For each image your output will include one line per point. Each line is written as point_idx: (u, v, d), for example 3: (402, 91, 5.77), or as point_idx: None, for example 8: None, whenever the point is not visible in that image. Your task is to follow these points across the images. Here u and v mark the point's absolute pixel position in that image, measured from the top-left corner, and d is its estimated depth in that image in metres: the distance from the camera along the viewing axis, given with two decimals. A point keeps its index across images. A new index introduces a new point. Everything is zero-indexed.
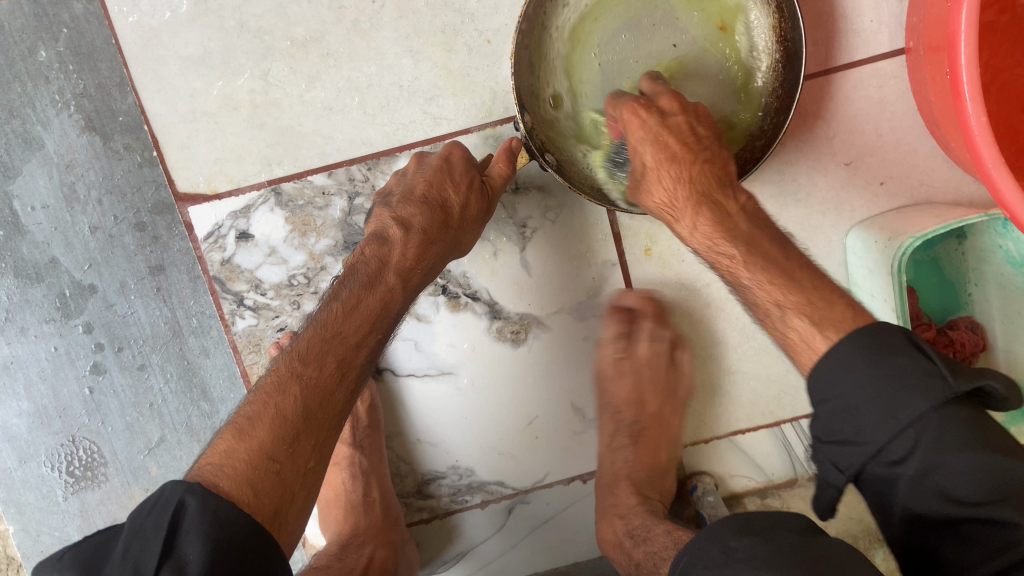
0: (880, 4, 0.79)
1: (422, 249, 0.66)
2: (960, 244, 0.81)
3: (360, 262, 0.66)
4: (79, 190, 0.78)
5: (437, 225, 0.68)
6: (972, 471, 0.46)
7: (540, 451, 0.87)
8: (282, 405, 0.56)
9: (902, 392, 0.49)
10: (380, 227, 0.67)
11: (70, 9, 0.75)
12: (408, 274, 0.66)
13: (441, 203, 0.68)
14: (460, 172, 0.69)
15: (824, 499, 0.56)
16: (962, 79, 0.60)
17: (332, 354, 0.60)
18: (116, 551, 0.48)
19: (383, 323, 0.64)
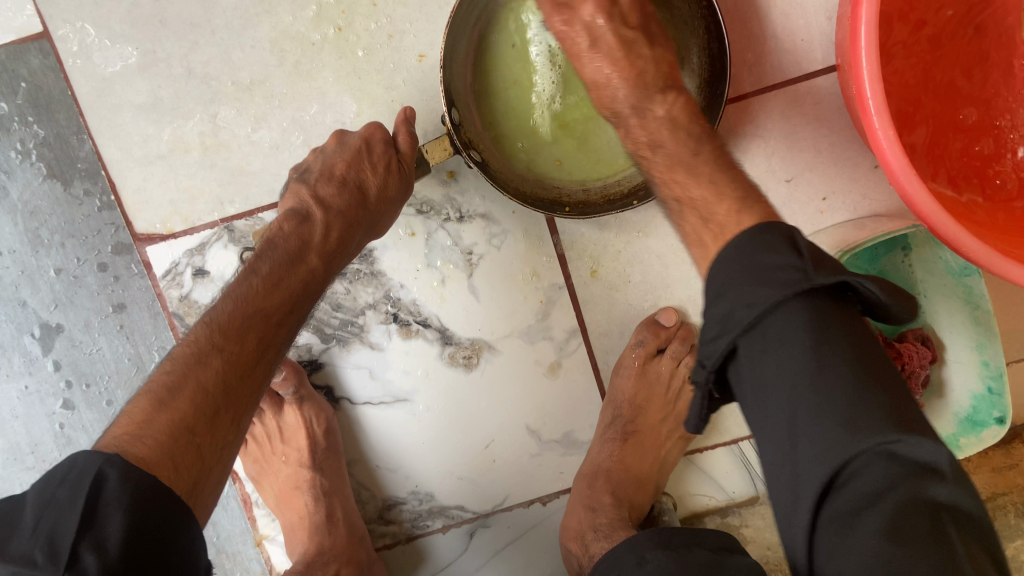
0: (810, 23, 0.80)
1: (343, 231, 0.70)
2: (906, 257, 0.81)
3: (279, 239, 0.68)
4: (43, 235, 0.82)
5: (360, 200, 0.71)
6: (829, 365, 0.45)
7: (499, 473, 0.88)
8: (202, 377, 0.58)
9: (762, 286, 0.47)
10: (299, 205, 0.70)
11: (28, 64, 0.79)
12: (330, 255, 0.70)
13: (358, 182, 0.71)
14: (379, 154, 0.73)
15: (692, 410, 0.54)
16: (866, 95, 0.61)
17: (251, 330, 0.62)
18: (27, 523, 0.48)
19: (304, 301, 0.67)
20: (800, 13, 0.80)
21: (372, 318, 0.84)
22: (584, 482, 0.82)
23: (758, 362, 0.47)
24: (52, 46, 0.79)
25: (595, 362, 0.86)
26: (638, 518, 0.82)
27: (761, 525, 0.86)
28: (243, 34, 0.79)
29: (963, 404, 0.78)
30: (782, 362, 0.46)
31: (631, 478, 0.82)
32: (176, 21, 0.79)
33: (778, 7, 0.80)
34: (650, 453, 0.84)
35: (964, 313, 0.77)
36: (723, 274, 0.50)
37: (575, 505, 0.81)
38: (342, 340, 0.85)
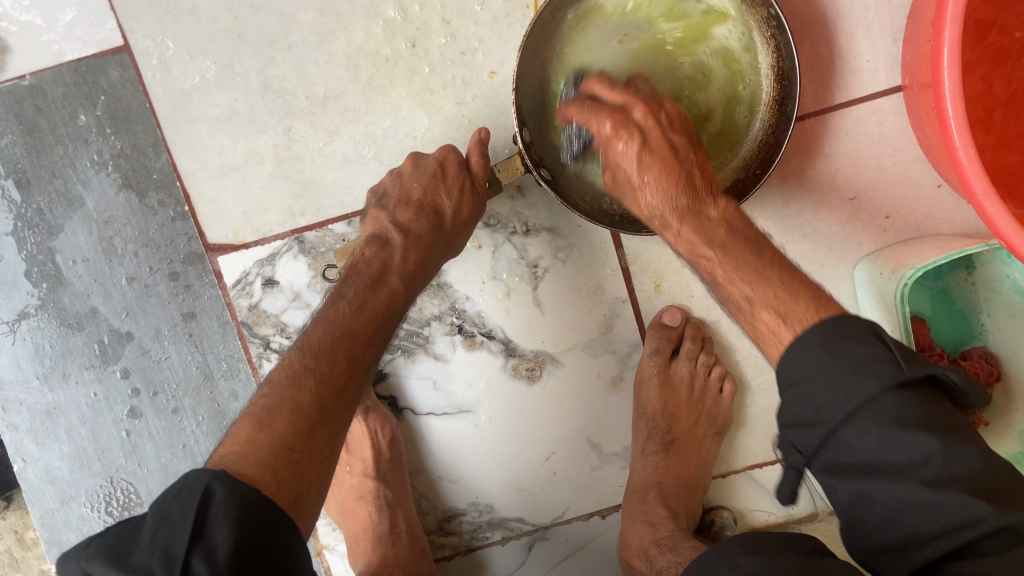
0: (875, 45, 0.81)
1: (422, 256, 0.71)
2: (969, 275, 0.83)
3: (361, 264, 0.69)
4: (117, 244, 0.84)
5: (436, 222, 0.72)
6: (913, 445, 0.47)
7: (558, 486, 0.88)
8: (298, 399, 0.59)
9: (854, 376, 0.49)
10: (379, 226, 0.72)
11: (107, 76, 0.81)
12: (410, 276, 0.71)
13: (435, 205, 0.73)
14: (454, 177, 0.74)
15: (787, 484, 0.56)
16: (948, 114, 0.62)
17: (341, 349, 0.63)
18: (140, 536, 0.49)
19: (387, 323, 0.68)
20: (866, 35, 0.81)
21: (437, 329, 0.85)
22: (636, 499, 0.82)
23: (853, 436, 0.49)
24: (132, 59, 0.81)
25: None
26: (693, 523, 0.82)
27: (825, 543, 0.86)
28: (320, 50, 0.81)
29: None
30: (861, 434, 0.49)
31: (682, 485, 0.82)
32: (255, 37, 0.80)
33: (845, 30, 0.81)
34: (690, 459, 0.84)
35: None
36: (795, 365, 0.53)
37: (631, 523, 0.80)
38: (408, 350, 0.86)
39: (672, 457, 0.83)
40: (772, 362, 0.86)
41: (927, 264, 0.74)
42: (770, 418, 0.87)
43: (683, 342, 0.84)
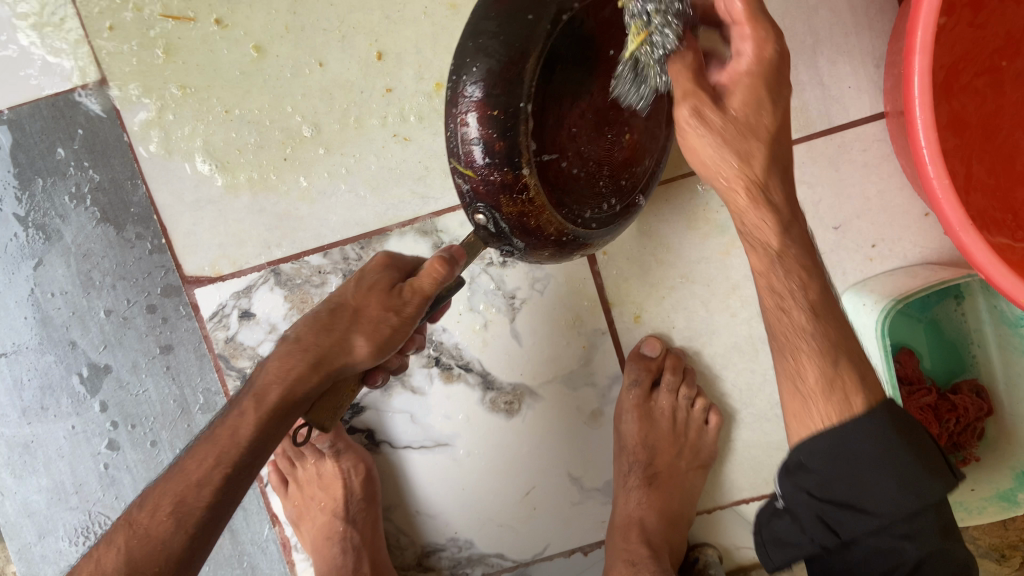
0: (857, 70, 0.79)
1: (280, 367, 0.58)
2: (959, 305, 0.80)
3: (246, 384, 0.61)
4: (95, 277, 0.84)
5: (348, 371, 0.60)
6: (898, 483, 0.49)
7: (539, 521, 0.86)
8: (106, 561, 0.55)
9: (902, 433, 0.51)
10: (287, 347, 0.59)
11: (85, 111, 0.81)
12: (268, 391, 0.58)
13: (353, 346, 0.59)
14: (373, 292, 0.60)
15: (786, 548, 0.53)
16: (920, 145, 0.61)
17: (169, 494, 0.57)
18: None
19: (231, 458, 0.57)
20: (847, 61, 0.79)
21: (414, 361, 0.84)
22: (618, 536, 0.79)
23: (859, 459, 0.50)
24: (109, 93, 0.81)
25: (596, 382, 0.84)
26: (677, 561, 0.79)
27: None
28: (294, 83, 0.81)
29: None
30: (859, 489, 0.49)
31: (664, 521, 0.80)
32: (230, 71, 0.81)
33: (826, 55, 0.79)
34: (670, 497, 0.81)
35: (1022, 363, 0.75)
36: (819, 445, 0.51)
37: (612, 562, 0.78)
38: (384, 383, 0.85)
39: (652, 491, 0.80)
40: (757, 395, 0.84)
41: (907, 296, 0.73)
42: (756, 452, 0.85)
43: (665, 373, 0.82)
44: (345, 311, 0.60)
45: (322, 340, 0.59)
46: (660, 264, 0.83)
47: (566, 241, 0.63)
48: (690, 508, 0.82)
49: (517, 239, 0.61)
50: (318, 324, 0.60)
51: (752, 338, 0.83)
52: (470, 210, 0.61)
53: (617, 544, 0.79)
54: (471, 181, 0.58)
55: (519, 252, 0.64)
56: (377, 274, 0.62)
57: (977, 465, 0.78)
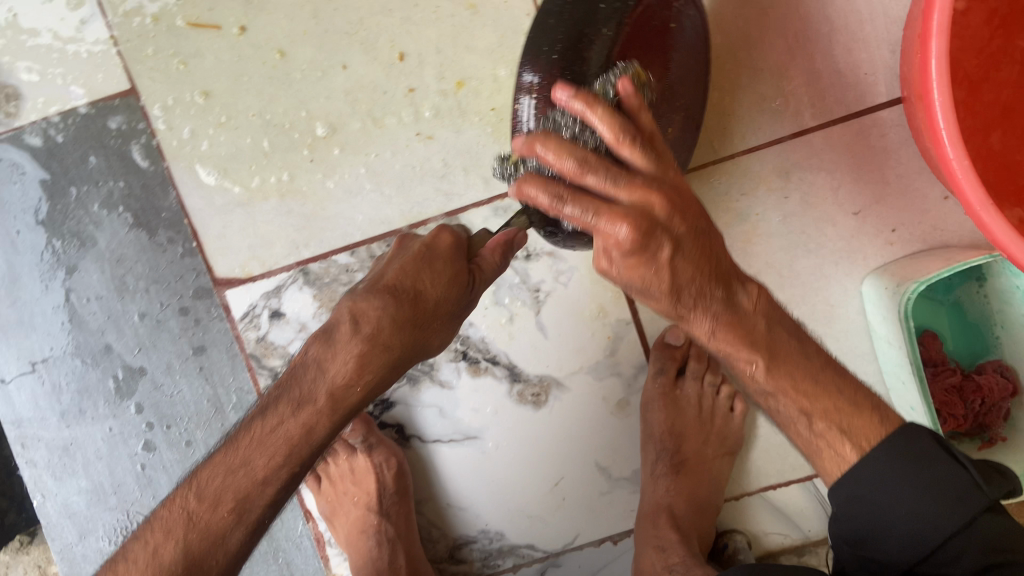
0: (873, 56, 0.80)
1: (360, 361, 0.57)
2: (980, 287, 0.80)
3: (307, 361, 0.59)
4: (129, 281, 0.86)
5: (411, 360, 0.61)
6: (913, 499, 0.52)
7: (569, 511, 0.88)
8: (162, 551, 0.56)
9: (930, 484, 0.52)
10: (368, 347, 0.57)
11: (116, 119, 0.83)
12: (343, 391, 0.58)
13: (424, 343, 0.60)
14: (446, 264, 0.59)
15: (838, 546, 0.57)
16: (939, 126, 0.61)
17: (231, 490, 0.58)
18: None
19: (303, 453, 0.58)
20: (863, 47, 0.80)
21: (442, 356, 0.86)
22: (647, 523, 0.80)
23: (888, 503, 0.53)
24: (139, 102, 0.83)
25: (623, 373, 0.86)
26: (706, 548, 0.80)
27: None
28: (318, 86, 0.82)
29: None
30: (880, 495, 0.53)
31: (693, 507, 0.81)
32: (255, 77, 0.83)
33: (841, 43, 0.80)
34: (698, 484, 0.82)
35: None
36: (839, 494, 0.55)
37: (643, 548, 0.79)
38: (413, 379, 0.86)
39: (682, 479, 0.81)
40: None
41: (929, 278, 0.73)
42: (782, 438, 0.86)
43: (690, 362, 0.85)
44: (427, 305, 0.58)
45: (398, 341, 0.58)
46: None
47: (607, 230, 0.64)
48: (719, 495, 0.83)
49: (568, 221, 0.62)
50: (394, 320, 0.57)
51: None
52: (538, 188, 0.55)
53: (647, 531, 0.80)
54: (551, 163, 0.54)
55: (559, 233, 0.65)
56: (454, 266, 0.59)
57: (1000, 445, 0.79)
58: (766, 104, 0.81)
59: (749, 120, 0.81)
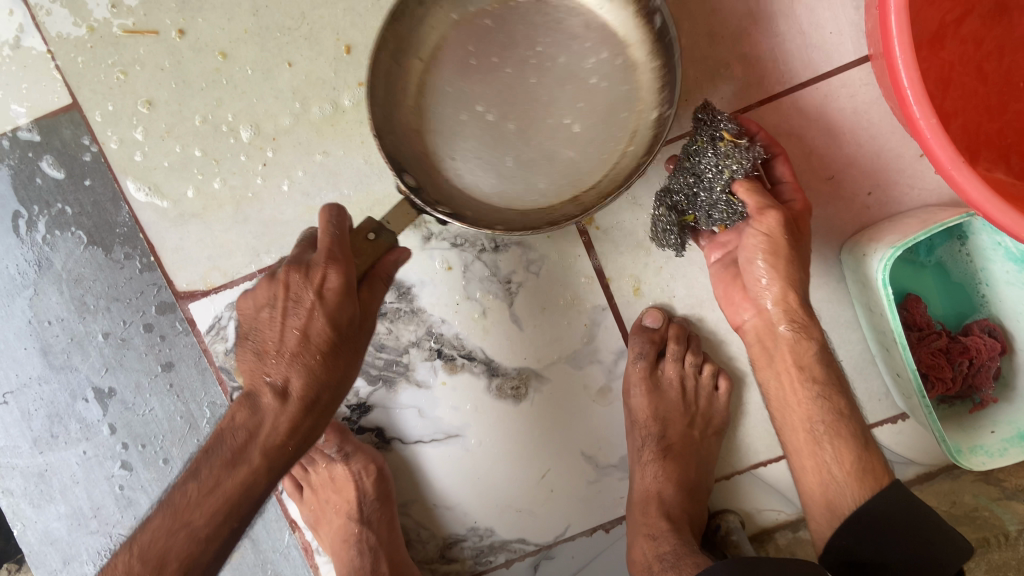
0: (837, 15, 0.77)
1: (294, 420, 0.59)
2: (963, 246, 0.78)
3: (229, 429, 0.59)
4: (89, 301, 0.83)
5: (322, 413, 0.61)
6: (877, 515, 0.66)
7: (558, 502, 0.86)
8: None
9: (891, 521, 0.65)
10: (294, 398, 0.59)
11: (60, 135, 0.80)
12: (277, 450, 0.59)
13: (338, 375, 0.60)
14: (337, 301, 0.58)
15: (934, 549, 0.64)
16: (903, 85, 0.59)
17: (176, 551, 0.56)
18: None
19: (246, 507, 0.58)
20: (826, 6, 0.77)
21: (417, 356, 0.83)
22: (636, 511, 0.79)
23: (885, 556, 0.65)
24: (82, 115, 0.80)
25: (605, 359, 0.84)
26: (698, 533, 0.78)
27: None
28: (265, 86, 0.80)
29: None
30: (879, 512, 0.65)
31: (682, 492, 0.79)
32: (199, 81, 0.80)
33: (804, 3, 0.77)
34: (687, 469, 0.80)
35: None
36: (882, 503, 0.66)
37: (635, 537, 0.78)
38: (389, 381, 0.84)
39: (661, 462, 0.79)
40: None
41: (906, 242, 0.70)
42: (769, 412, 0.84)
43: (669, 342, 0.81)
44: (316, 339, 0.59)
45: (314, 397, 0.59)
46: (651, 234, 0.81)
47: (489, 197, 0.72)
48: (708, 475, 0.81)
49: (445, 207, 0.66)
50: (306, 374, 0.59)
51: None
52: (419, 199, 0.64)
53: (639, 518, 0.78)
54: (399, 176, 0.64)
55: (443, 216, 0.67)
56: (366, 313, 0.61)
57: (994, 405, 0.77)
58: (729, 72, 0.78)
59: (713, 91, 0.78)
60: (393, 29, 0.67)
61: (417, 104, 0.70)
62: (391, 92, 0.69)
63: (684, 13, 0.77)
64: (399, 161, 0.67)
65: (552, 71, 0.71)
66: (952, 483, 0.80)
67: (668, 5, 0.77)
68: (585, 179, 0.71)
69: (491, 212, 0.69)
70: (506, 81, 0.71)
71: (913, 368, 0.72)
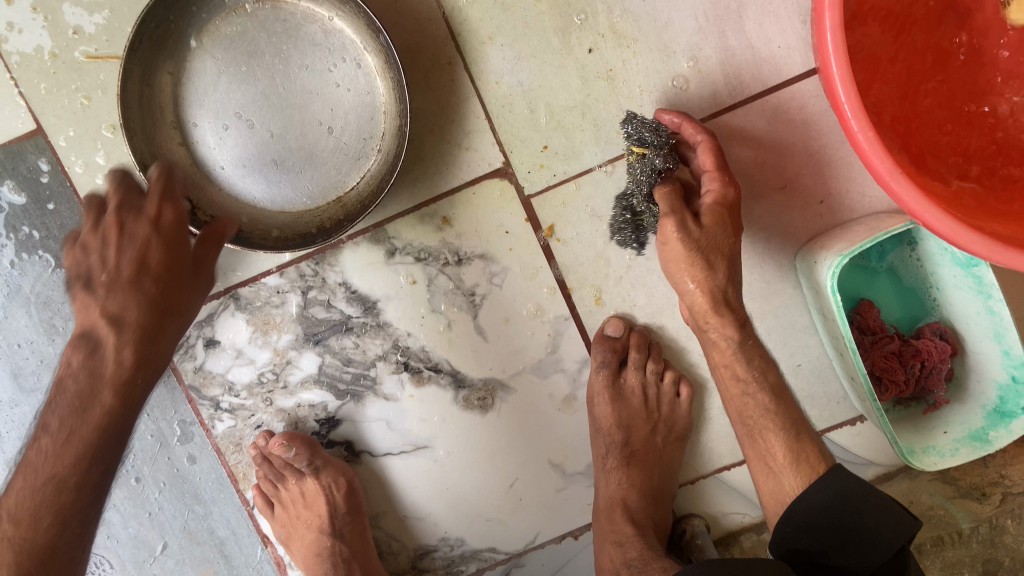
0: (785, 29, 0.79)
1: (139, 352, 0.58)
2: (914, 251, 0.80)
3: (69, 377, 0.58)
4: (58, 323, 0.84)
5: (140, 353, 0.58)
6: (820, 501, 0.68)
7: (527, 511, 0.87)
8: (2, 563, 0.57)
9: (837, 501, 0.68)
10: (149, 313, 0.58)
11: (26, 161, 0.82)
12: (129, 388, 0.59)
13: (170, 307, 0.60)
14: (173, 231, 0.60)
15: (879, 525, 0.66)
16: (841, 100, 0.61)
17: (42, 504, 0.58)
18: None
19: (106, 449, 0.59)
20: (773, 21, 0.79)
21: (384, 369, 0.85)
22: (603, 518, 0.80)
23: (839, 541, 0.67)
24: (47, 141, 0.81)
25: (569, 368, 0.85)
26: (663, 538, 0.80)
27: None
28: None
29: (991, 396, 0.76)
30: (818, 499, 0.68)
31: (647, 497, 0.81)
32: None
33: (752, 19, 0.79)
34: (650, 475, 0.82)
35: (977, 303, 0.75)
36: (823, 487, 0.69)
37: (601, 544, 0.79)
38: (357, 395, 0.85)
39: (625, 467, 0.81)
40: None
41: (854, 249, 0.73)
42: None
43: (630, 351, 0.82)
44: (157, 267, 0.59)
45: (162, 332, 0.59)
46: (609, 244, 0.82)
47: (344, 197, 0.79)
48: (672, 480, 0.83)
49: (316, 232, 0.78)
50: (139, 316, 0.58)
51: None
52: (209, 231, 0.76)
53: (605, 524, 0.80)
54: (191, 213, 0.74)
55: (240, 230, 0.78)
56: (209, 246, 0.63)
57: (948, 406, 0.79)
58: (680, 86, 0.79)
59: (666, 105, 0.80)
60: (138, 55, 0.73)
61: (178, 118, 0.78)
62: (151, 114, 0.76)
63: (637, 30, 0.79)
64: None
65: (298, 80, 0.78)
66: (911, 482, 0.81)
67: (620, 22, 0.79)
68: (345, 182, 0.80)
69: (265, 217, 0.79)
70: (263, 89, 0.78)
71: (864, 373, 0.74)
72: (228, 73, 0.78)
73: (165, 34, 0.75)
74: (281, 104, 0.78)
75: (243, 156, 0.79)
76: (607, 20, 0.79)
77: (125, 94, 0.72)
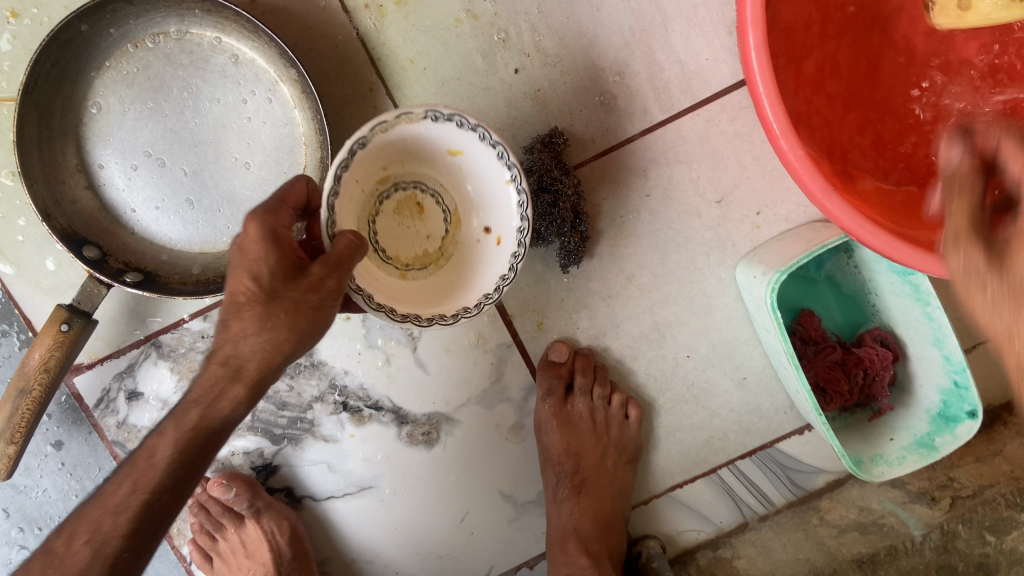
0: (711, 42, 0.77)
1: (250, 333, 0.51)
2: (851, 258, 0.80)
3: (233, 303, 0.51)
4: None
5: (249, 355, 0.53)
6: None
7: (480, 545, 0.85)
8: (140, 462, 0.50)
9: None
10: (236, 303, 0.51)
11: None
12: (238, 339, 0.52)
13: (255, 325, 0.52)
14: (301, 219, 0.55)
15: None
16: (769, 119, 0.56)
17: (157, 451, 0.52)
18: None
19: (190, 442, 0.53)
20: (699, 34, 0.77)
21: (321, 411, 0.81)
22: (556, 550, 0.79)
23: None
24: None
25: (515, 398, 0.83)
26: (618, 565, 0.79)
27: (755, 555, 0.81)
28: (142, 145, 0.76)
29: (933, 400, 0.76)
30: None
31: (599, 524, 0.80)
32: None
33: (678, 33, 0.77)
34: (602, 500, 0.81)
35: (915, 309, 0.74)
36: None
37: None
38: (294, 438, 0.81)
39: (573, 493, 0.80)
40: (671, 379, 0.83)
41: (791, 265, 0.71)
42: (682, 435, 0.84)
43: (576, 376, 0.80)
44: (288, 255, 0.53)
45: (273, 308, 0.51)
46: (548, 268, 0.80)
47: None
48: (625, 505, 0.82)
49: None
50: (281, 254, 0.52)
51: (657, 325, 0.82)
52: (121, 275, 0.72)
53: (561, 555, 0.78)
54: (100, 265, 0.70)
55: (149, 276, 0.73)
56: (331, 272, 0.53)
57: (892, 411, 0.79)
58: (609, 103, 0.78)
59: (596, 124, 0.78)
60: (32, 97, 0.68)
61: (81, 162, 0.73)
62: (48, 158, 0.71)
63: (562, 49, 0.77)
64: (75, 231, 0.71)
65: (212, 112, 0.74)
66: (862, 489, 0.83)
67: (545, 41, 0.77)
68: None
69: (185, 259, 0.75)
70: (173, 126, 0.74)
71: (808, 387, 0.73)
72: (135, 110, 0.73)
73: (62, 70, 0.69)
74: (193, 141, 0.74)
75: (157, 197, 0.75)
76: (532, 40, 0.77)
77: (20, 138, 0.68)
